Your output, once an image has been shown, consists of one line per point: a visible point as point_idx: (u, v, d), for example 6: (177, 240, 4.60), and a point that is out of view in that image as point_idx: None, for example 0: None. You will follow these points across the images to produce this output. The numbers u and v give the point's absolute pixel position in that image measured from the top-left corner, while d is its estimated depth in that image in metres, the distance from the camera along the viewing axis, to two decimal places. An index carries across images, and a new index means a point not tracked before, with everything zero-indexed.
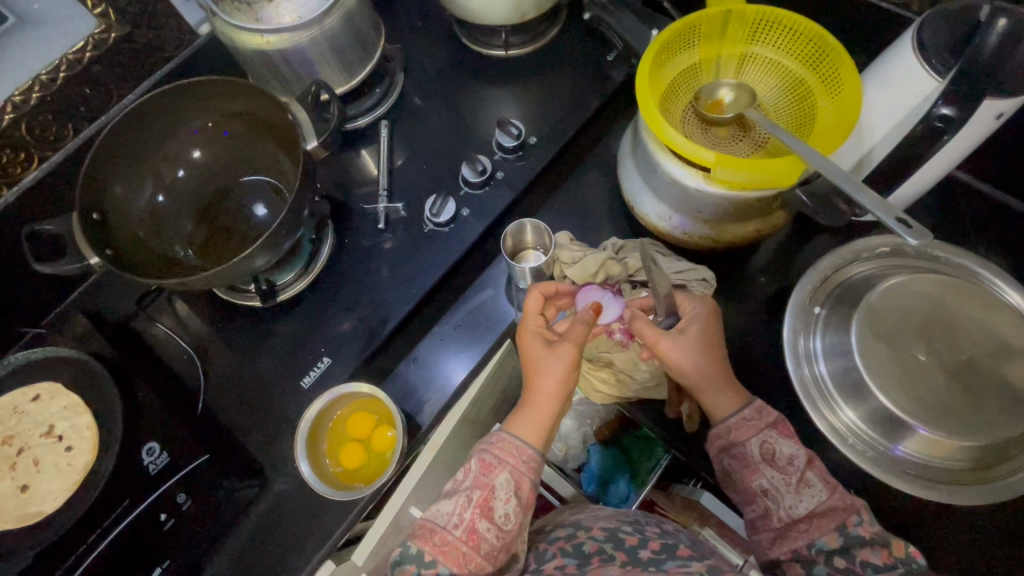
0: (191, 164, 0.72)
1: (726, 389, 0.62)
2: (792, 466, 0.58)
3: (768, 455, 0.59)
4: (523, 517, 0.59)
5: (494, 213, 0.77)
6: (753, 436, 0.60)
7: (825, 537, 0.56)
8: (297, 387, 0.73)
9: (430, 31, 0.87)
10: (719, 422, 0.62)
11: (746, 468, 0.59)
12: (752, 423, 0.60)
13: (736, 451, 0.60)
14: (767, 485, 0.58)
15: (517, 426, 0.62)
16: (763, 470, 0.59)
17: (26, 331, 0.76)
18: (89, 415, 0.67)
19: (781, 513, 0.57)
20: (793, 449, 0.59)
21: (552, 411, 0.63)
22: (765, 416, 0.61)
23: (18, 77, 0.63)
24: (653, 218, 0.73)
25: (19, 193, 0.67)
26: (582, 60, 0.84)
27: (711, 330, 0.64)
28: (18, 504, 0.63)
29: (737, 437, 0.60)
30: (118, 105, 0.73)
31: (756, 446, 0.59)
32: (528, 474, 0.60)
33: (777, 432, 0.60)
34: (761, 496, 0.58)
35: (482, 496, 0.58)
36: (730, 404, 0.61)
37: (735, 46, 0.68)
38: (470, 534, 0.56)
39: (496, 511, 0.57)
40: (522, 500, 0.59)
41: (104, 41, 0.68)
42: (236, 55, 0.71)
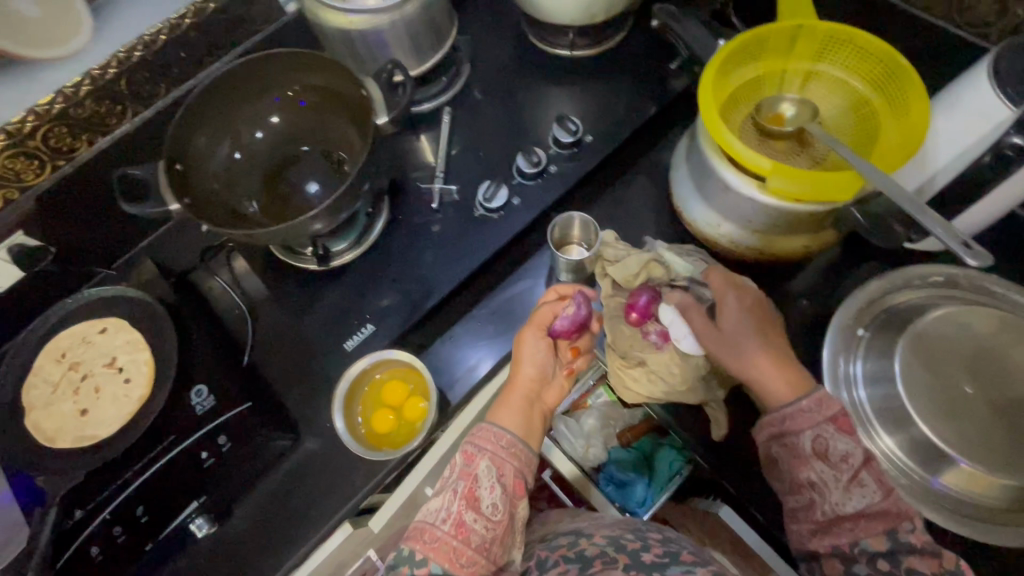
0: (269, 127, 0.76)
1: (777, 374, 0.61)
2: (846, 463, 0.56)
3: (820, 450, 0.57)
4: (510, 506, 0.61)
5: (543, 204, 0.78)
6: (808, 428, 0.58)
7: (871, 540, 0.54)
8: (340, 348, 0.76)
9: (498, 26, 0.90)
10: (773, 411, 0.60)
11: (795, 459, 0.58)
12: (810, 416, 0.58)
13: (787, 441, 0.59)
14: (815, 478, 0.57)
15: (499, 416, 0.66)
16: (813, 463, 0.57)
17: (99, 272, 0.84)
18: (147, 351, 0.73)
19: (826, 508, 0.56)
20: (849, 446, 0.56)
21: (523, 396, 0.69)
22: (826, 408, 0.58)
23: (124, 36, 0.69)
24: (700, 224, 0.74)
25: (110, 142, 0.74)
26: (644, 66, 0.85)
27: (753, 316, 0.65)
28: (77, 425, 0.69)
29: (791, 427, 0.58)
30: (207, 71, 0.79)
31: (808, 439, 0.58)
32: (509, 461, 0.63)
33: (835, 428, 0.57)
34: (808, 488, 0.57)
35: (466, 487, 0.60)
36: (783, 394, 0.60)
37: (801, 63, 0.68)
38: (458, 528, 0.58)
39: (482, 502, 0.60)
40: (507, 488, 0.62)
41: (203, 11, 0.74)
42: (320, 33, 0.75)
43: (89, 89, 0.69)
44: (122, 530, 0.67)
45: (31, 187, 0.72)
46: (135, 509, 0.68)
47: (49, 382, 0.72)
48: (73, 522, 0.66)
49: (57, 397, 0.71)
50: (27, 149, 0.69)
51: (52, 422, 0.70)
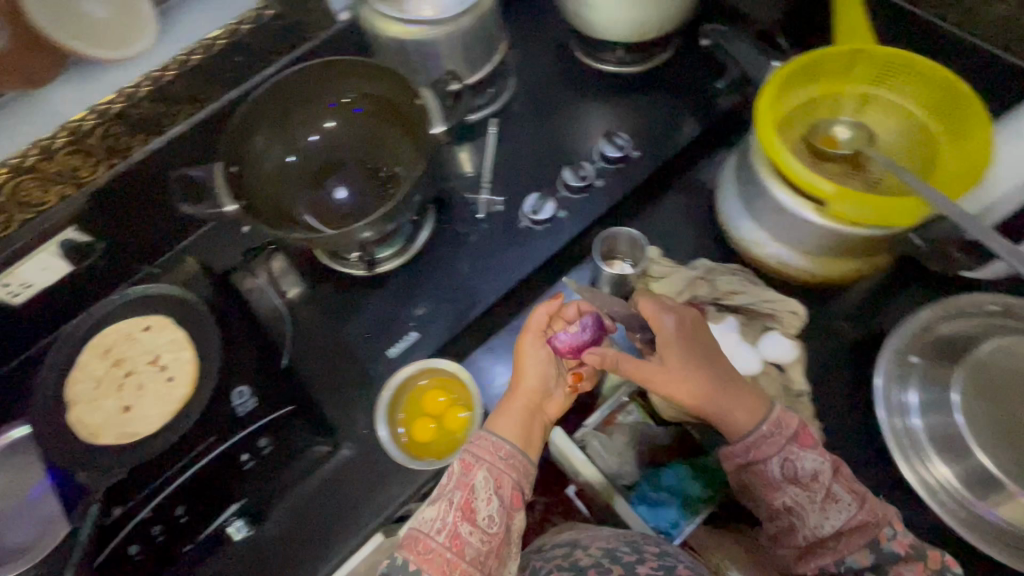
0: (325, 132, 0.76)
1: (735, 403, 0.61)
2: (816, 482, 0.58)
3: (789, 474, 0.58)
4: (507, 518, 0.57)
5: (590, 218, 0.78)
6: (774, 454, 0.59)
7: (855, 555, 0.56)
8: (383, 354, 0.76)
9: (545, 40, 0.91)
10: (737, 440, 0.60)
11: (767, 486, 0.59)
12: (774, 440, 0.59)
13: (755, 469, 0.60)
14: (790, 503, 0.58)
15: (499, 425, 0.63)
16: (786, 488, 0.58)
17: (141, 269, 0.84)
18: (190, 351, 0.73)
19: (806, 530, 0.58)
20: (816, 462, 0.58)
21: (524, 404, 0.65)
22: (786, 430, 0.59)
23: (184, 39, 0.71)
24: (749, 243, 0.74)
25: (163, 142, 0.76)
26: (691, 85, 0.86)
27: (688, 342, 0.64)
28: (119, 422, 0.70)
29: (757, 456, 0.59)
30: (260, 75, 0.80)
31: (777, 464, 0.59)
32: (508, 473, 0.59)
33: (798, 446, 0.59)
34: (785, 513, 0.59)
35: (463, 498, 0.56)
36: (744, 422, 0.60)
37: (856, 86, 0.68)
38: (453, 540, 0.55)
39: (479, 514, 0.56)
40: (505, 500, 0.57)
41: (260, 17, 0.75)
42: (374, 42, 0.76)
43: (148, 90, 0.71)
44: (161, 529, 0.67)
45: (86, 183, 0.72)
46: (175, 509, 0.67)
47: (93, 377, 0.73)
48: (112, 519, 0.66)
49: (101, 392, 0.72)
50: (85, 147, 0.70)
51: (95, 416, 0.70)
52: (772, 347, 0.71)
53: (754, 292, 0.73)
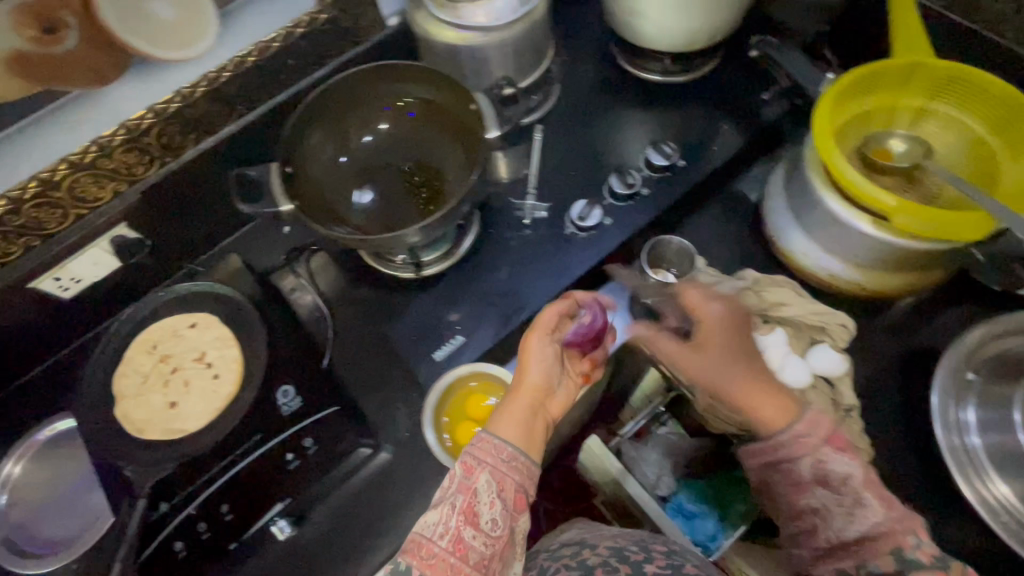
0: (378, 133, 0.75)
1: (769, 399, 0.59)
2: (845, 486, 0.54)
3: (819, 475, 0.55)
4: (511, 521, 0.53)
5: (636, 226, 0.78)
6: (805, 455, 0.55)
7: (879, 562, 0.51)
8: (429, 357, 0.77)
9: (590, 47, 0.91)
10: (767, 437, 0.58)
11: (792, 485, 0.56)
12: (806, 441, 0.56)
13: (783, 468, 0.57)
14: (816, 504, 0.55)
15: (499, 425, 0.58)
16: (812, 489, 0.55)
17: (185, 266, 0.87)
18: (236, 349, 0.74)
19: (829, 533, 0.55)
20: (849, 468, 0.54)
21: (529, 403, 0.59)
22: (819, 430, 0.56)
23: (242, 41, 0.71)
24: (797, 254, 0.74)
25: (215, 142, 0.77)
26: (737, 96, 0.86)
27: (729, 333, 0.64)
28: (166, 418, 0.70)
29: (786, 455, 0.56)
30: (310, 77, 0.80)
31: (806, 465, 0.55)
32: (511, 475, 0.54)
33: (830, 448, 0.55)
34: (809, 513, 0.56)
35: (465, 502, 0.51)
36: (776, 416, 0.58)
37: (913, 99, 0.67)
38: (456, 545, 0.50)
39: (482, 518, 0.51)
40: (508, 502, 0.53)
41: (314, 20, 0.75)
42: (425, 47, 0.77)
43: (204, 91, 0.71)
44: (207, 526, 0.67)
45: (138, 180, 0.74)
46: (220, 507, 0.68)
47: (140, 373, 0.74)
48: (159, 515, 0.65)
49: (147, 388, 0.72)
50: (141, 145, 0.71)
51: (141, 412, 0.71)
52: (823, 360, 0.70)
53: (801, 304, 0.73)
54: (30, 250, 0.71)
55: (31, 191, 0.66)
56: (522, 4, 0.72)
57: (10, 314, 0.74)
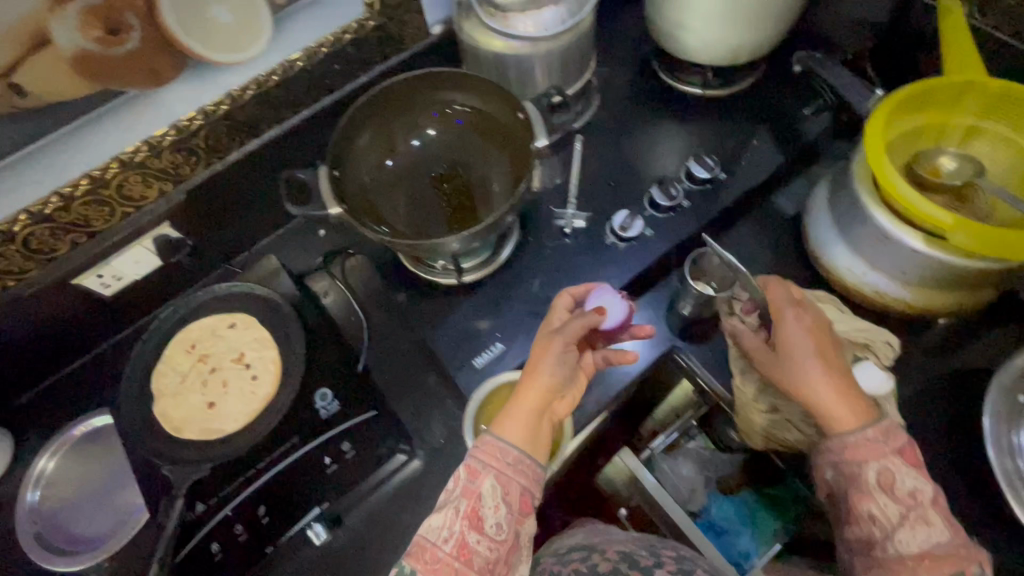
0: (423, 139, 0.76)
1: (844, 402, 0.59)
2: (912, 499, 0.55)
3: (885, 483, 0.56)
4: (516, 525, 0.55)
5: (677, 238, 0.78)
6: (874, 460, 0.57)
7: None
8: (470, 364, 0.76)
9: (629, 60, 0.91)
10: (834, 437, 0.59)
11: (857, 490, 0.57)
12: (877, 446, 0.57)
13: (848, 471, 0.58)
14: (876, 512, 0.56)
15: (506, 426, 0.58)
16: (875, 496, 0.56)
17: (221, 267, 0.87)
18: (275, 350, 0.73)
19: (886, 544, 0.54)
20: (918, 483, 0.55)
21: (537, 404, 0.58)
22: (892, 440, 0.57)
23: (292, 48, 0.71)
24: (842, 270, 0.73)
25: (260, 144, 0.77)
26: (777, 111, 0.86)
27: (808, 333, 0.62)
28: (204, 417, 0.70)
29: (854, 456, 0.57)
30: (354, 83, 0.81)
31: (873, 471, 0.57)
32: (515, 479, 0.56)
33: (901, 461, 0.56)
34: (867, 521, 0.56)
35: (470, 506, 0.54)
36: (848, 420, 0.58)
37: (963, 117, 0.67)
38: (460, 549, 0.53)
39: (486, 522, 0.54)
40: (512, 506, 0.55)
41: (363, 27, 0.76)
42: (471, 56, 0.77)
43: (253, 93, 0.72)
44: (244, 527, 0.67)
45: (184, 180, 0.75)
46: (257, 510, 0.67)
47: (178, 371, 0.74)
48: (194, 515, 0.65)
49: (185, 387, 0.73)
50: (190, 145, 0.71)
51: (180, 411, 0.71)
52: (869, 377, 0.68)
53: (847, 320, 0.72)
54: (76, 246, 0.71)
55: (82, 188, 0.66)
56: (570, 15, 0.72)
57: (53, 310, 0.74)
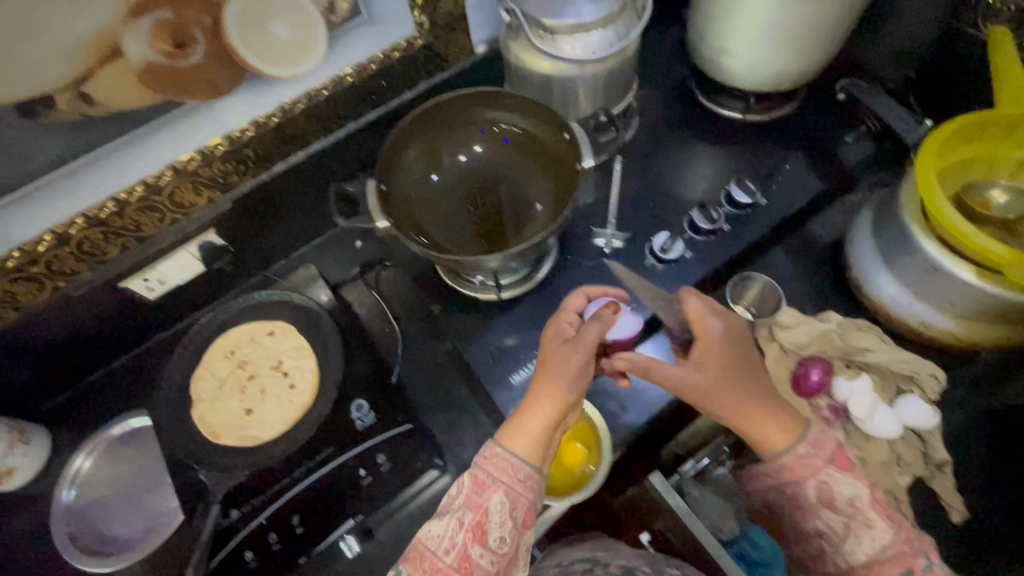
0: (469, 155, 0.77)
1: (773, 422, 0.62)
2: (850, 507, 0.60)
3: (826, 498, 0.61)
4: (518, 539, 0.55)
5: (716, 261, 0.78)
6: (811, 479, 0.62)
7: None
8: (506, 381, 0.76)
9: (669, 83, 0.92)
10: (770, 457, 0.63)
11: (802, 508, 0.64)
12: (811, 463, 0.61)
13: (791, 491, 0.63)
14: (823, 526, 0.63)
15: (513, 438, 0.58)
16: (820, 511, 0.62)
17: (257, 274, 0.88)
18: (313, 359, 0.75)
19: (836, 556, 0.63)
20: (852, 489, 0.60)
21: (549, 420, 0.58)
22: (821, 452, 0.62)
23: (344, 63, 0.73)
24: (885, 299, 0.73)
25: (306, 156, 0.79)
26: (817, 138, 0.86)
27: (729, 351, 0.64)
28: (242, 424, 0.71)
29: (793, 478, 0.62)
30: (399, 98, 0.82)
31: (813, 488, 0.62)
32: (524, 495, 0.56)
33: (834, 471, 0.61)
34: (818, 536, 0.64)
35: (474, 520, 0.54)
36: (781, 440, 0.62)
37: (1016, 150, 0.66)
38: (462, 561, 0.53)
39: (490, 536, 0.54)
40: (519, 521, 0.55)
41: (411, 44, 0.77)
42: (517, 76, 0.78)
43: (303, 107, 0.73)
44: (278, 537, 0.66)
45: (230, 188, 0.76)
46: (291, 519, 0.67)
47: (217, 377, 0.75)
48: (229, 522, 0.66)
49: (223, 393, 0.74)
50: (240, 154, 0.73)
51: (217, 416, 0.72)
52: (913, 412, 0.68)
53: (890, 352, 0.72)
54: (124, 250, 0.73)
55: (137, 195, 0.68)
56: (618, 39, 0.73)
57: (95, 311, 0.76)
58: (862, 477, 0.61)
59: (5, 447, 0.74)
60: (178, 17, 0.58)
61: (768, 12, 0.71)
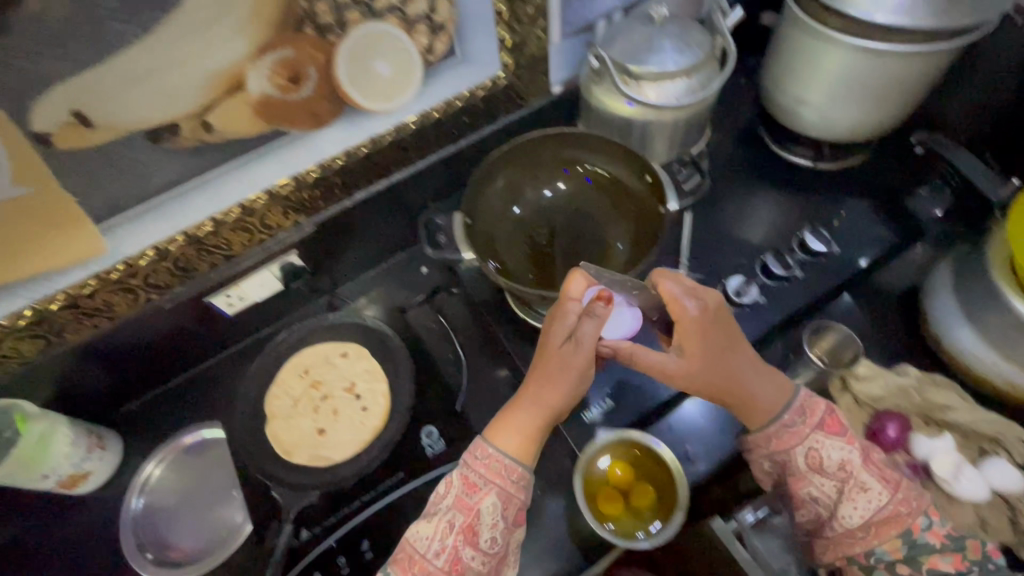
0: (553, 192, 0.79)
1: (761, 393, 0.63)
2: (840, 471, 0.61)
3: (815, 465, 0.61)
4: (508, 538, 0.58)
5: (790, 309, 0.77)
6: (799, 445, 0.62)
7: (885, 545, 0.60)
8: (578, 418, 0.77)
9: (738, 130, 0.93)
10: (759, 429, 0.64)
11: (793, 477, 0.63)
12: (796, 432, 0.62)
13: (780, 459, 0.63)
14: (816, 493, 0.62)
15: (502, 438, 0.60)
16: (811, 478, 0.62)
17: (326, 295, 0.91)
18: (385, 384, 0.77)
19: (833, 522, 0.62)
20: (840, 454, 0.61)
21: (541, 419, 0.61)
22: (808, 419, 0.62)
23: (433, 99, 0.76)
24: (963, 352, 0.72)
25: (387, 185, 0.81)
26: (887, 188, 0.86)
27: (709, 332, 0.62)
28: (314, 443, 0.73)
29: (780, 446, 0.62)
30: (478, 133, 0.85)
31: (802, 454, 0.62)
32: (517, 496, 0.59)
33: (823, 437, 0.62)
34: (811, 502, 0.62)
35: (466, 522, 0.57)
36: (770, 408, 0.63)
37: None
38: (453, 563, 0.56)
39: (481, 538, 0.56)
40: (510, 521, 0.58)
41: (495, 84, 0.79)
42: (597, 117, 0.80)
43: (391, 140, 0.76)
44: (347, 561, 0.67)
45: (314, 212, 0.78)
46: (361, 544, 0.68)
47: (291, 396, 0.77)
48: (299, 543, 0.68)
49: (297, 411, 0.76)
50: (328, 181, 0.75)
51: (291, 435, 0.74)
52: (998, 474, 0.67)
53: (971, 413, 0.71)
54: (213, 267, 0.75)
55: (234, 216, 0.70)
56: (700, 87, 0.75)
57: (178, 324, 0.78)
58: (852, 441, 0.62)
59: (85, 452, 0.76)
60: (296, 55, 0.62)
61: (855, 69, 0.72)
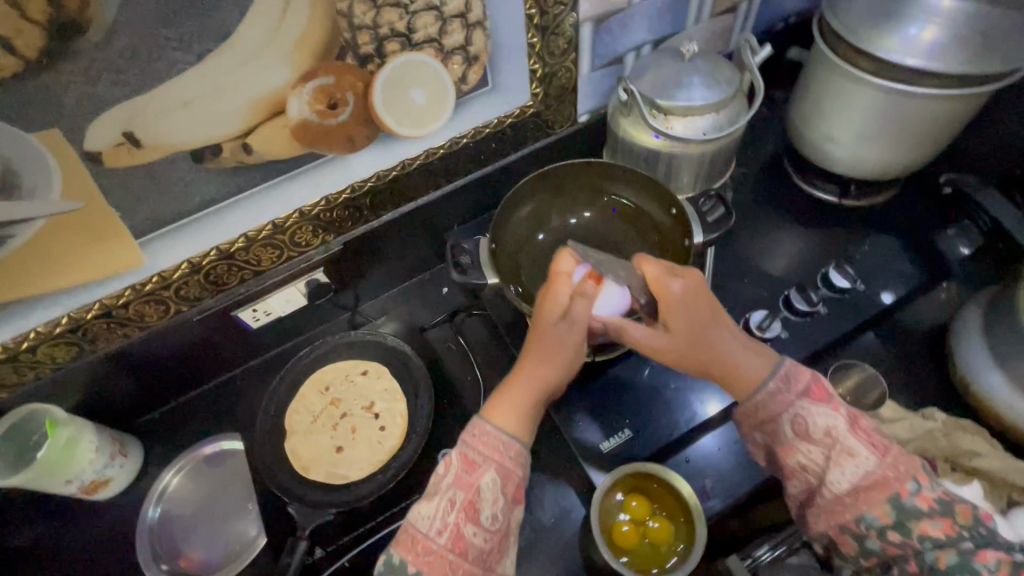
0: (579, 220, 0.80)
1: (750, 363, 0.61)
2: (827, 437, 0.56)
3: (801, 432, 0.58)
4: (508, 514, 0.56)
5: (812, 345, 0.77)
6: (785, 412, 0.58)
7: (876, 512, 0.54)
8: (595, 447, 0.77)
9: (762, 164, 0.94)
10: (747, 400, 0.61)
11: (782, 447, 0.59)
12: (784, 397, 0.59)
13: (770, 429, 0.60)
14: (805, 462, 0.58)
15: (496, 415, 0.59)
16: (800, 446, 0.58)
17: (348, 313, 0.92)
18: (403, 405, 0.78)
19: (823, 489, 0.57)
20: (827, 418, 0.57)
21: (536, 395, 0.61)
22: (793, 386, 0.59)
23: (465, 126, 0.77)
24: (992, 393, 0.70)
25: (415, 207, 0.83)
26: (913, 227, 0.86)
27: (693, 306, 0.62)
28: (332, 460, 0.74)
29: (769, 415, 0.59)
30: (504, 160, 0.86)
31: (788, 422, 0.58)
32: (515, 471, 0.57)
33: (809, 403, 0.58)
34: (802, 471, 0.58)
35: (466, 499, 0.54)
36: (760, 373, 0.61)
37: None
38: (455, 542, 0.53)
39: (482, 514, 0.54)
40: (509, 498, 0.56)
41: (524, 112, 0.81)
42: (624, 147, 0.81)
43: (421, 163, 0.78)
44: None
45: (343, 232, 0.80)
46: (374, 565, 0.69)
47: (310, 412, 0.78)
48: (313, 559, 0.69)
49: (315, 428, 0.77)
50: (358, 204, 0.78)
51: (308, 450, 0.75)
52: None
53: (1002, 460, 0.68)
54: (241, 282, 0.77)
55: (264, 233, 0.72)
56: (727, 123, 0.76)
57: (205, 337, 0.80)
58: (838, 406, 0.58)
59: (108, 458, 0.78)
60: (336, 82, 0.64)
61: (884, 109, 0.72)
